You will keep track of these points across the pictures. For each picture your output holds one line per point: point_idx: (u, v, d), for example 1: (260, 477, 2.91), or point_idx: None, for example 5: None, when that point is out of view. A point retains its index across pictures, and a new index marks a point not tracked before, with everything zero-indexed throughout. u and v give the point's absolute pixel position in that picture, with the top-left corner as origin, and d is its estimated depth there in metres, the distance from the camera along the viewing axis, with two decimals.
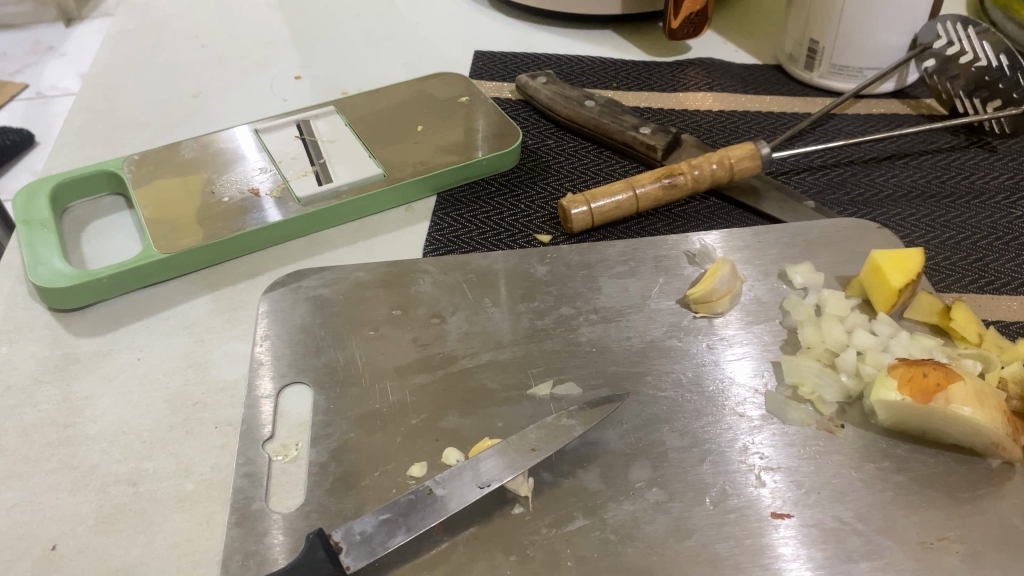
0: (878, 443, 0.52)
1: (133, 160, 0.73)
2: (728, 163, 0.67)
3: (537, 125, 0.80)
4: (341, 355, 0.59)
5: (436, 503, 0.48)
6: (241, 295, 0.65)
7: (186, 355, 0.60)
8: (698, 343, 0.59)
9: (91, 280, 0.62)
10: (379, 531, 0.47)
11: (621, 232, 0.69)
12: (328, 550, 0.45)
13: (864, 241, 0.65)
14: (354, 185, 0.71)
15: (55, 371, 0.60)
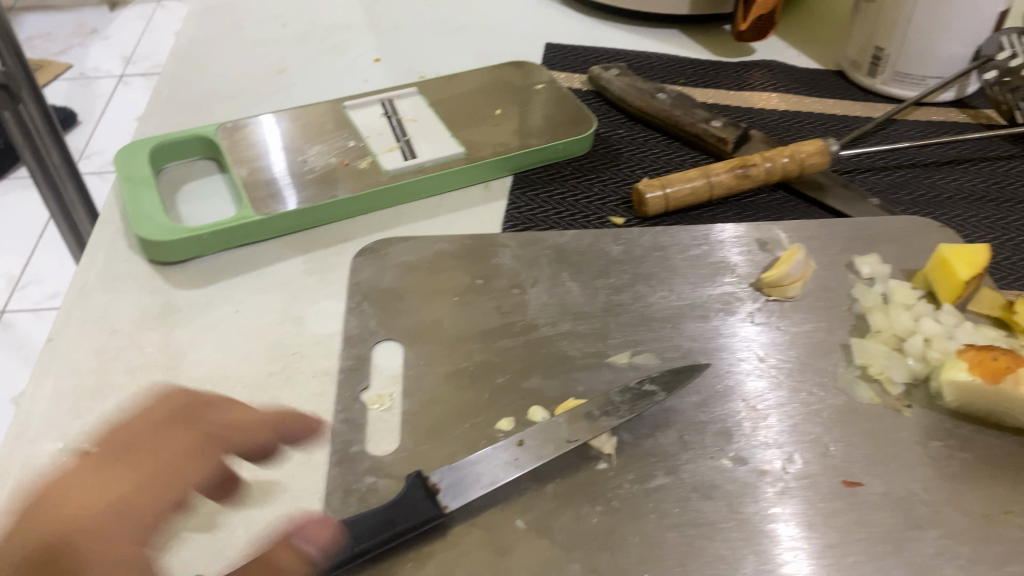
0: (943, 423, 0.55)
1: (226, 128, 0.77)
2: (798, 158, 0.71)
3: (608, 115, 0.83)
4: (428, 316, 0.62)
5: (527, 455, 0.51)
6: (330, 258, 0.68)
7: (282, 310, 0.64)
8: (770, 323, 0.62)
9: (191, 235, 0.66)
10: (474, 476, 0.50)
11: (692, 218, 0.72)
12: (426, 490, 0.48)
13: (928, 237, 0.68)
14: (437, 161, 0.74)
15: (157, 318, 0.63)
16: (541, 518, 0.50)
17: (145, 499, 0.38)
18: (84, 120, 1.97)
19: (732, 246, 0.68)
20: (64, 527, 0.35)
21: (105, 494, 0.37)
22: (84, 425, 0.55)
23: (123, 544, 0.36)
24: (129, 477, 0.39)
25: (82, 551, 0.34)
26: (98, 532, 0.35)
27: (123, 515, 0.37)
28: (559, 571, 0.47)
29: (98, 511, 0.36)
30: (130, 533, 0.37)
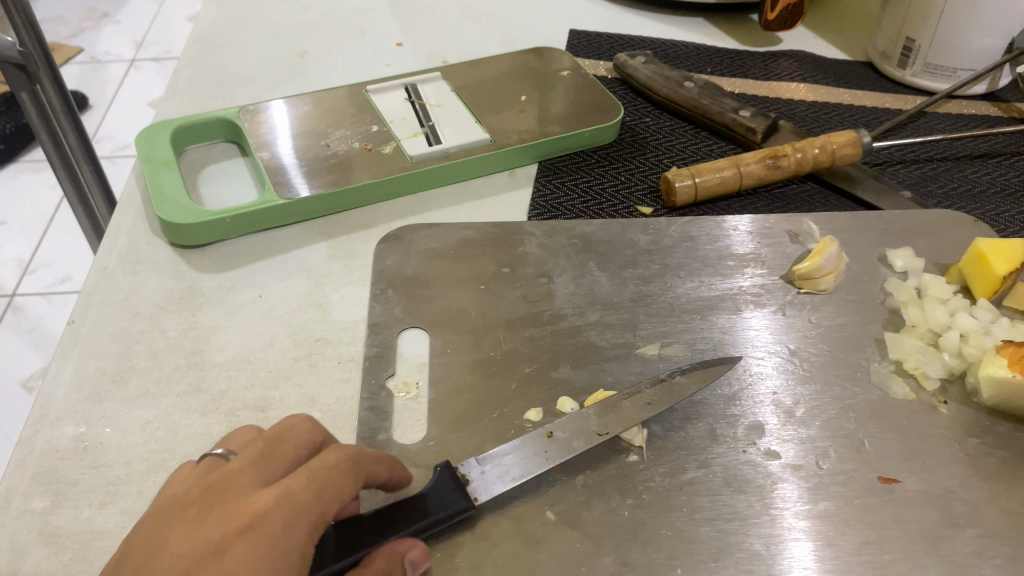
0: (980, 420, 0.54)
1: (248, 110, 0.76)
2: (830, 149, 0.69)
3: (634, 103, 0.82)
4: (454, 304, 0.61)
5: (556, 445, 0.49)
6: (354, 244, 0.68)
7: (306, 295, 0.63)
8: (802, 316, 0.61)
9: (214, 218, 0.65)
10: (504, 470, 0.48)
11: (721, 209, 0.71)
12: (455, 483, 0.47)
13: (962, 231, 0.66)
14: (462, 147, 0.73)
15: (180, 302, 0.62)
16: (572, 510, 0.49)
17: (326, 493, 0.37)
18: (96, 105, 1.95)
19: (739, 237, 0.67)
20: (244, 523, 0.35)
21: (284, 487, 0.37)
22: (107, 409, 0.55)
23: (298, 539, 0.35)
24: (311, 475, 0.38)
25: (255, 546, 0.34)
26: (275, 527, 0.35)
27: (302, 509, 0.36)
28: (590, 564, 0.46)
29: (275, 506, 0.36)
30: (308, 529, 0.36)
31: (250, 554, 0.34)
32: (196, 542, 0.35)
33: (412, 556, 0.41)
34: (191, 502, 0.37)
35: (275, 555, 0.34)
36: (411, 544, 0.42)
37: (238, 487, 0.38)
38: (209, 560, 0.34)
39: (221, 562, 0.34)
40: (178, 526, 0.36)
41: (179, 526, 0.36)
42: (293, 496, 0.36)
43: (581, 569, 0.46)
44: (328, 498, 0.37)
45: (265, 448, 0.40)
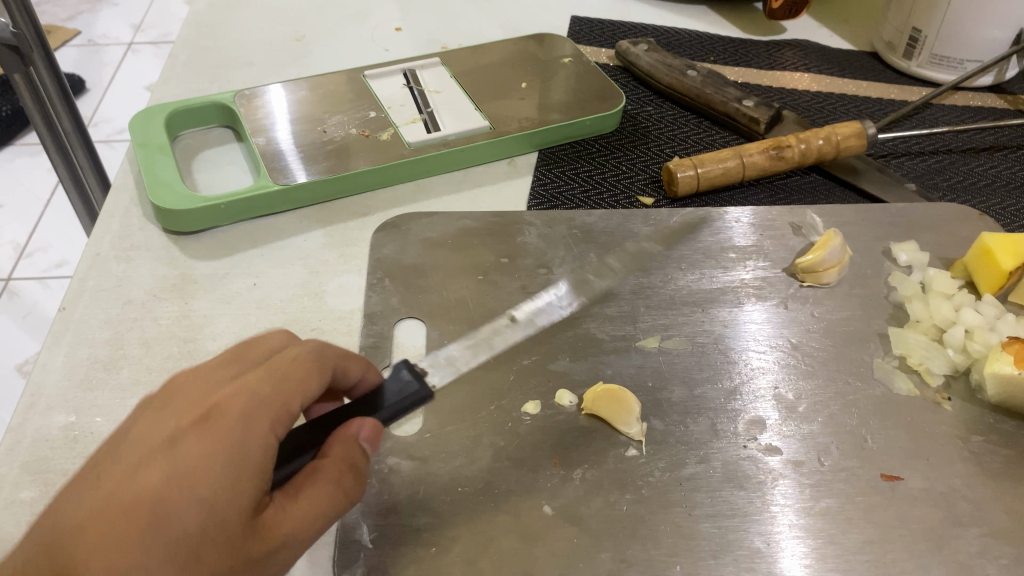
0: (984, 418, 0.53)
1: (244, 94, 0.75)
2: (834, 140, 0.68)
3: (637, 92, 0.81)
4: (452, 294, 0.61)
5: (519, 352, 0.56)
6: (351, 232, 0.67)
7: (302, 284, 0.62)
8: (805, 310, 0.60)
9: (209, 205, 0.64)
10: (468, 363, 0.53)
11: (723, 200, 0.70)
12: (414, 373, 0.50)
13: (968, 225, 0.66)
14: (461, 135, 0.72)
15: (174, 289, 0.61)
16: (570, 505, 0.48)
17: (288, 391, 0.38)
18: (93, 88, 1.93)
19: (738, 228, 0.66)
20: (204, 415, 0.36)
21: (244, 383, 0.38)
22: (99, 398, 0.54)
23: (259, 430, 0.36)
24: (275, 372, 0.39)
25: (213, 431, 0.35)
26: (234, 417, 0.36)
27: (264, 402, 0.37)
28: (588, 560, 0.46)
29: (236, 398, 0.37)
30: (271, 419, 0.37)
31: (208, 439, 0.35)
32: (159, 432, 0.36)
33: (364, 433, 0.41)
34: (162, 400, 0.39)
35: (233, 440, 0.35)
36: (360, 422, 0.41)
37: (208, 390, 0.39)
38: (166, 445, 0.35)
39: (178, 446, 0.35)
40: (146, 419, 0.38)
41: (145, 417, 0.38)
42: (253, 392, 0.37)
43: (579, 565, 0.45)
44: (289, 397, 0.38)
45: (233, 355, 0.41)
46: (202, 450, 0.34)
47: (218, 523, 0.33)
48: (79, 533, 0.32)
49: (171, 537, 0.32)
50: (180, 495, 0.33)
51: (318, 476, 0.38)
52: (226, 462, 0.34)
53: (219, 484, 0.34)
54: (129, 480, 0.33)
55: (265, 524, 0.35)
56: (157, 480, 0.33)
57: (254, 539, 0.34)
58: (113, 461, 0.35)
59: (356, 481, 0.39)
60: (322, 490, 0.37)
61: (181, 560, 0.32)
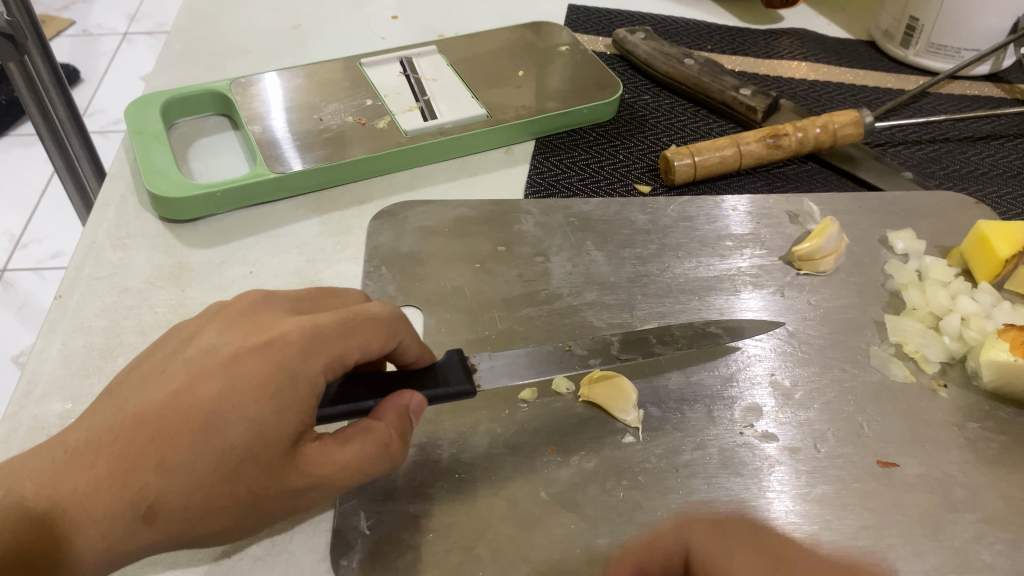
0: (980, 405, 0.53)
1: (240, 83, 0.74)
2: (831, 129, 0.68)
3: (634, 80, 0.81)
4: (449, 282, 0.60)
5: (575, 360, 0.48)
6: (347, 220, 0.66)
7: (299, 272, 0.62)
8: (802, 298, 0.60)
9: (205, 193, 0.63)
10: (513, 363, 0.46)
11: (720, 188, 0.70)
12: (464, 365, 0.45)
13: (965, 214, 0.66)
14: (458, 123, 0.72)
15: (169, 278, 0.61)
16: (567, 492, 0.48)
17: (350, 339, 0.40)
18: (87, 79, 1.92)
19: (734, 215, 0.66)
20: (268, 340, 0.38)
21: (310, 318, 0.40)
22: (95, 385, 0.54)
23: (314, 369, 0.38)
24: (342, 316, 0.40)
25: (272, 358, 0.37)
26: (295, 349, 0.38)
27: (324, 341, 0.39)
28: (586, 546, 0.46)
29: (300, 331, 0.39)
30: (327, 360, 0.38)
31: (267, 364, 0.37)
32: (225, 344, 0.38)
33: (414, 405, 0.41)
34: (233, 314, 0.41)
35: (287, 371, 0.37)
36: (411, 394, 0.41)
37: (281, 317, 0.41)
38: (227, 360, 0.37)
39: (236, 364, 0.37)
40: (214, 328, 0.40)
41: (214, 326, 0.40)
42: (318, 330, 0.39)
43: (576, 551, 0.46)
44: (350, 345, 0.40)
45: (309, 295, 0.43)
46: (259, 374, 0.37)
47: (260, 448, 0.36)
48: (138, 425, 0.35)
49: (215, 452, 0.35)
50: (230, 414, 0.35)
51: (365, 429, 0.39)
52: (276, 393, 0.36)
53: (268, 411, 0.36)
54: (189, 387, 0.36)
55: (302, 458, 0.37)
56: (213, 393, 0.36)
57: (290, 469, 0.37)
58: (180, 362, 0.38)
59: (402, 448, 0.40)
60: (364, 446, 0.38)
61: (219, 476, 0.35)
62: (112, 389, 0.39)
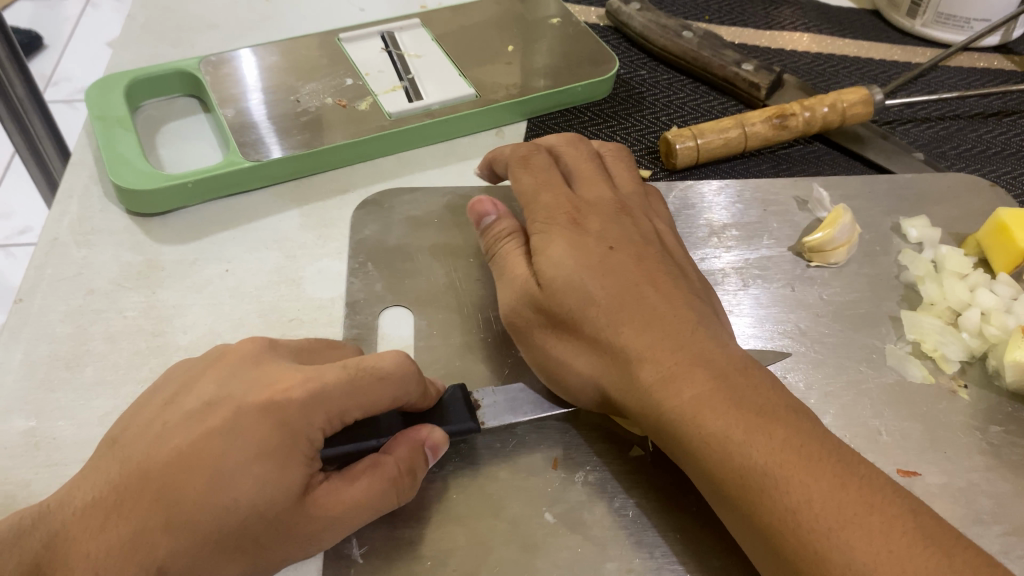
0: (1002, 406, 0.51)
1: (210, 61, 0.69)
2: (840, 107, 0.65)
3: (629, 54, 0.77)
4: (440, 279, 0.57)
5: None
6: (328, 210, 0.62)
7: (277, 269, 0.58)
8: (813, 291, 0.56)
9: (174, 184, 0.59)
10: (518, 399, 0.48)
11: (725, 171, 0.66)
12: (467, 401, 0.46)
13: (979, 198, 0.63)
14: (445, 104, 0.67)
15: (138, 278, 0.57)
16: (571, 511, 0.45)
17: (355, 396, 0.40)
18: (51, 45, 1.83)
19: (717, 201, 0.62)
20: (272, 398, 0.39)
21: (313, 373, 0.41)
22: (60, 400, 0.50)
23: (314, 424, 0.39)
24: (345, 369, 0.41)
25: (274, 415, 0.38)
26: (297, 408, 0.39)
27: (327, 396, 0.40)
28: (593, 570, 0.43)
29: (303, 385, 0.40)
30: (326, 415, 0.40)
31: (270, 424, 0.38)
32: (229, 399, 0.39)
33: (432, 442, 0.43)
34: (234, 364, 0.42)
35: (291, 431, 0.38)
36: (431, 429, 0.44)
37: (282, 367, 0.42)
38: (228, 417, 0.38)
39: (236, 420, 0.38)
40: (214, 380, 0.41)
41: (212, 378, 0.41)
42: (322, 386, 0.40)
43: None
44: (354, 403, 0.40)
45: (306, 350, 0.45)
46: (260, 433, 0.37)
47: (265, 504, 0.37)
48: (143, 484, 0.36)
49: (220, 511, 0.36)
50: (234, 473, 0.36)
51: (377, 468, 0.41)
52: (278, 451, 0.37)
53: (271, 469, 0.37)
54: (193, 444, 0.37)
55: (310, 505, 0.39)
56: (215, 452, 0.37)
57: (299, 519, 0.38)
58: (183, 416, 0.39)
59: (410, 483, 0.42)
60: (377, 483, 0.41)
61: (224, 534, 0.36)
62: (117, 441, 0.39)
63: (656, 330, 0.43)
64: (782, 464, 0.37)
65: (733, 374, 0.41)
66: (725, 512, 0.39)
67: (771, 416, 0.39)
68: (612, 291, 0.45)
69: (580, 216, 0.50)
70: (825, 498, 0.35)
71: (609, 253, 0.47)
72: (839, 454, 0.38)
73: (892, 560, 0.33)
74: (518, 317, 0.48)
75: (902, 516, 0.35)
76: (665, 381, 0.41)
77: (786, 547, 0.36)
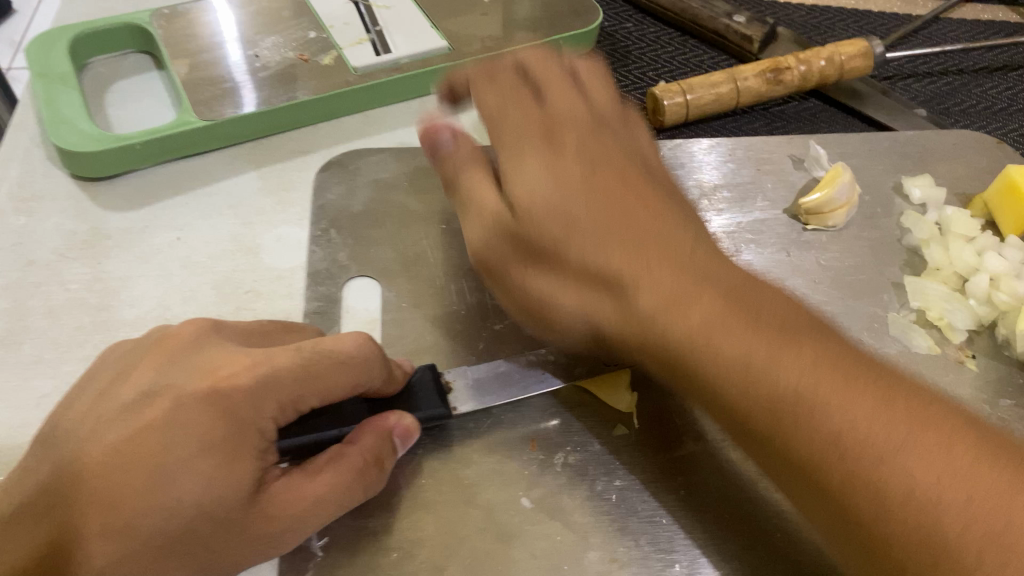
0: (1012, 378, 0.47)
1: (162, 13, 0.64)
2: (838, 61, 0.61)
3: (613, 5, 0.72)
4: (410, 247, 0.53)
5: (563, 357, 0.46)
6: (289, 174, 0.58)
7: (234, 237, 0.53)
8: (810, 256, 0.53)
9: (122, 145, 0.54)
10: (492, 381, 0.44)
11: (715, 130, 0.62)
12: (437, 385, 0.43)
13: (985, 157, 0.59)
14: (415, 58, 0.62)
15: (83, 248, 0.52)
16: (550, 497, 0.42)
17: (311, 381, 0.37)
18: None
19: (708, 160, 0.58)
20: (215, 385, 0.35)
21: (263, 355, 0.37)
22: None
23: (266, 413, 0.35)
24: (299, 351, 0.37)
25: (220, 403, 0.34)
26: (245, 395, 0.35)
27: (279, 381, 0.36)
28: (574, 561, 0.40)
29: (252, 370, 0.36)
30: (280, 403, 0.36)
31: (216, 414, 0.34)
32: (169, 388, 0.35)
33: (402, 429, 0.40)
34: (172, 350, 0.38)
35: (237, 421, 0.34)
36: (398, 417, 0.40)
37: (227, 351, 0.38)
38: (169, 408, 0.34)
39: (179, 411, 0.34)
40: (151, 368, 0.37)
41: (148, 365, 0.37)
42: (273, 370, 0.36)
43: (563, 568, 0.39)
44: (309, 390, 0.37)
45: (256, 332, 0.41)
46: (205, 425, 0.34)
47: (215, 505, 0.33)
48: (74, 489, 0.33)
49: (163, 513, 0.32)
50: (177, 470, 0.33)
51: (341, 459, 0.37)
52: (227, 443, 0.34)
53: (219, 464, 0.33)
54: (129, 443, 0.34)
55: (267, 502, 0.35)
56: (154, 449, 0.33)
57: (256, 517, 0.34)
58: (117, 408, 0.35)
59: (377, 474, 0.39)
60: (341, 476, 0.37)
61: (169, 539, 0.33)
62: (47, 438, 0.36)
63: (653, 249, 0.38)
64: (819, 382, 0.33)
65: (743, 291, 0.37)
66: (752, 448, 0.35)
67: (794, 334, 0.35)
68: (599, 212, 0.40)
69: (553, 131, 0.44)
70: (871, 419, 0.31)
71: (589, 170, 0.42)
72: (876, 368, 0.34)
73: (957, 484, 0.30)
74: (493, 244, 0.42)
75: (958, 429, 0.31)
76: (667, 306, 0.36)
77: (832, 479, 0.32)
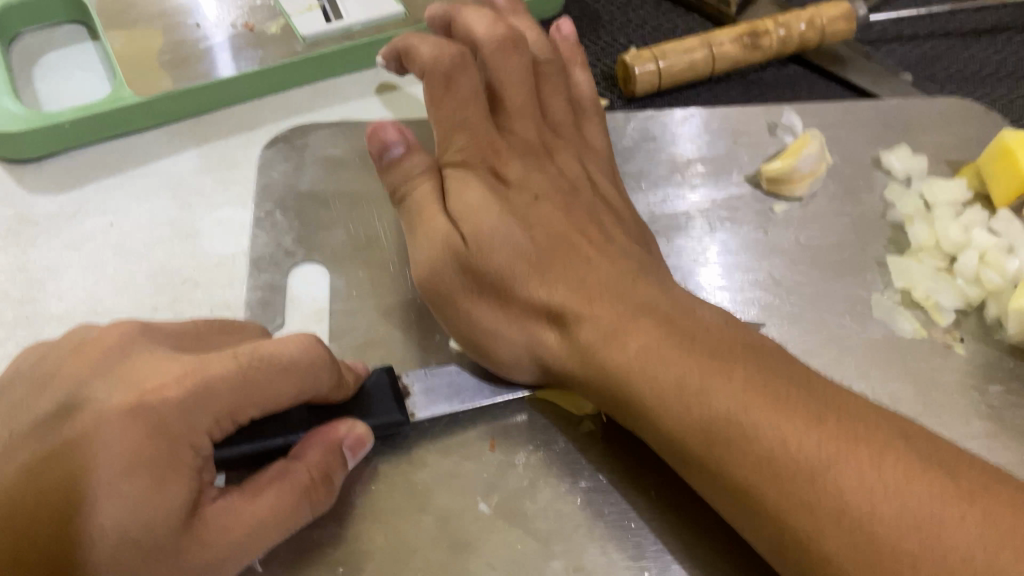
0: (1003, 363, 0.45)
1: None
2: (819, 24, 0.57)
3: None
4: (362, 229, 0.49)
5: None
6: (232, 151, 0.53)
7: (171, 220, 0.50)
8: (789, 233, 0.49)
9: (47, 123, 0.50)
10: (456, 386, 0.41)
11: (690, 98, 0.59)
12: (394, 390, 0.39)
13: (974, 124, 0.56)
14: (368, 25, 0.58)
15: (6, 235, 0.48)
16: (510, 500, 0.39)
17: (250, 392, 0.33)
18: None
19: (684, 131, 0.54)
20: (140, 398, 0.32)
21: (198, 362, 0.33)
22: None
23: (201, 427, 0.32)
24: (237, 357, 0.34)
25: (147, 419, 0.31)
26: (175, 409, 0.32)
27: (212, 392, 0.33)
28: (536, 570, 0.37)
29: (182, 381, 0.32)
30: (214, 418, 0.33)
31: (142, 431, 0.31)
32: (91, 403, 0.32)
33: (354, 440, 0.37)
34: (91, 355, 0.34)
35: (166, 437, 0.31)
36: (350, 426, 0.37)
37: (154, 354, 0.34)
38: (91, 425, 0.31)
39: (99, 428, 0.31)
40: (69, 376, 0.33)
41: (66, 376, 0.34)
42: (207, 380, 0.33)
43: None
44: (247, 400, 0.33)
45: (193, 334, 0.37)
46: (130, 444, 0.31)
47: (139, 530, 0.30)
48: None
49: (83, 539, 0.29)
50: (99, 493, 0.30)
51: (285, 478, 0.35)
52: (154, 463, 0.31)
53: (145, 485, 0.30)
54: (48, 464, 0.31)
55: (200, 527, 0.31)
56: (77, 473, 0.30)
57: (191, 545, 0.31)
58: (31, 427, 0.32)
59: (324, 493, 0.36)
60: (285, 496, 0.34)
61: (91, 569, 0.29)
62: None
63: None
64: (748, 406, 0.31)
65: (679, 316, 0.36)
66: None
67: (727, 355, 0.33)
68: None
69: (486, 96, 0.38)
70: (804, 437, 0.30)
71: None
72: (813, 389, 0.32)
73: (890, 497, 0.28)
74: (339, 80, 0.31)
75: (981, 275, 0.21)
76: None
77: (765, 498, 0.30)
